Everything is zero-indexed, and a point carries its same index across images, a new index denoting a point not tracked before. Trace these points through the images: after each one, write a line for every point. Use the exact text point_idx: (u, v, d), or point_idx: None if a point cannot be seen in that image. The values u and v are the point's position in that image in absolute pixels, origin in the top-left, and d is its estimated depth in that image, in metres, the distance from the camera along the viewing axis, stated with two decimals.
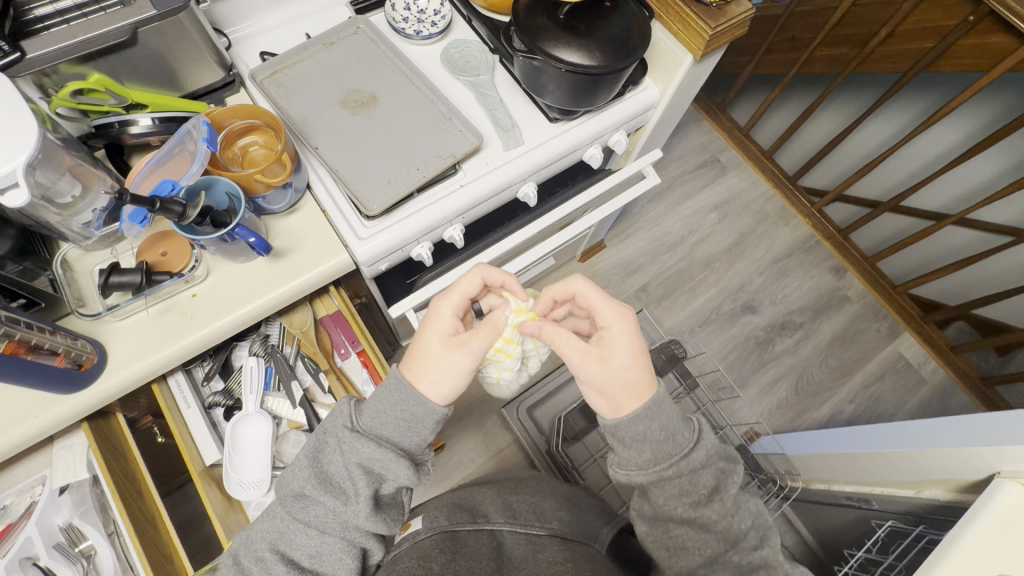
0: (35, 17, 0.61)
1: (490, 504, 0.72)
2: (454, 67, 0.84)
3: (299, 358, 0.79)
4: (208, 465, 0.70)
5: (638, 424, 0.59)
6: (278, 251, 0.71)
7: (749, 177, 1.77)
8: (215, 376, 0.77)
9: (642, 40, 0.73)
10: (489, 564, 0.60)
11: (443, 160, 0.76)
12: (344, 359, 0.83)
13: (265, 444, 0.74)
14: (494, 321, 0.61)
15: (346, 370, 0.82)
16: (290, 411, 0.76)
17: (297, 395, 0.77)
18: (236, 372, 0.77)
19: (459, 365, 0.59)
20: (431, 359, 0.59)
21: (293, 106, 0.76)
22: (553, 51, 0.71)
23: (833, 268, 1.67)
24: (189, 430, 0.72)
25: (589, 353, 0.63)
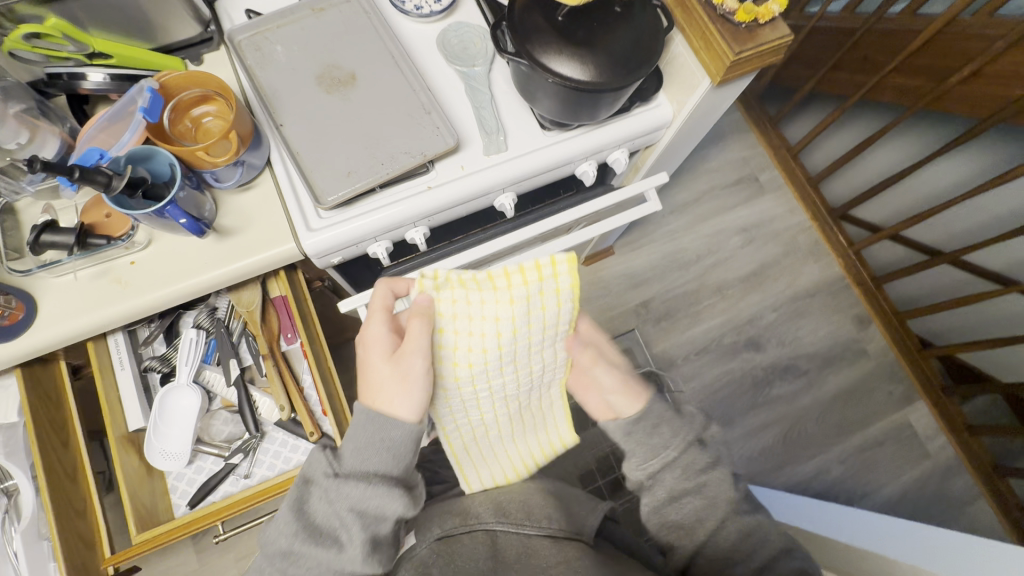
0: None
1: (481, 505, 0.73)
2: (448, 52, 0.76)
3: (243, 336, 0.78)
4: (129, 431, 0.71)
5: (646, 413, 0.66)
6: (224, 229, 0.68)
7: (787, 202, 1.63)
8: (157, 339, 0.76)
9: (649, 55, 0.64)
10: (485, 564, 0.63)
11: (412, 158, 0.70)
12: (290, 344, 0.80)
13: (191, 417, 0.74)
14: (416, 310, 0.59)
15: (289, 354, 0.80)
16: (224, 388, 0.76)
17: (233, 373, 0.76)
18: (176, 341, 0.76)
19: (413, 372, 0.59)
20: (384, 382, 0.60)
21: (268, 76, 0.72)
22: (545, 57, 0.63)
23: (857, 318, 1.54)
24: (119, 392, 0.72)
25: (585, 386, 0.71)
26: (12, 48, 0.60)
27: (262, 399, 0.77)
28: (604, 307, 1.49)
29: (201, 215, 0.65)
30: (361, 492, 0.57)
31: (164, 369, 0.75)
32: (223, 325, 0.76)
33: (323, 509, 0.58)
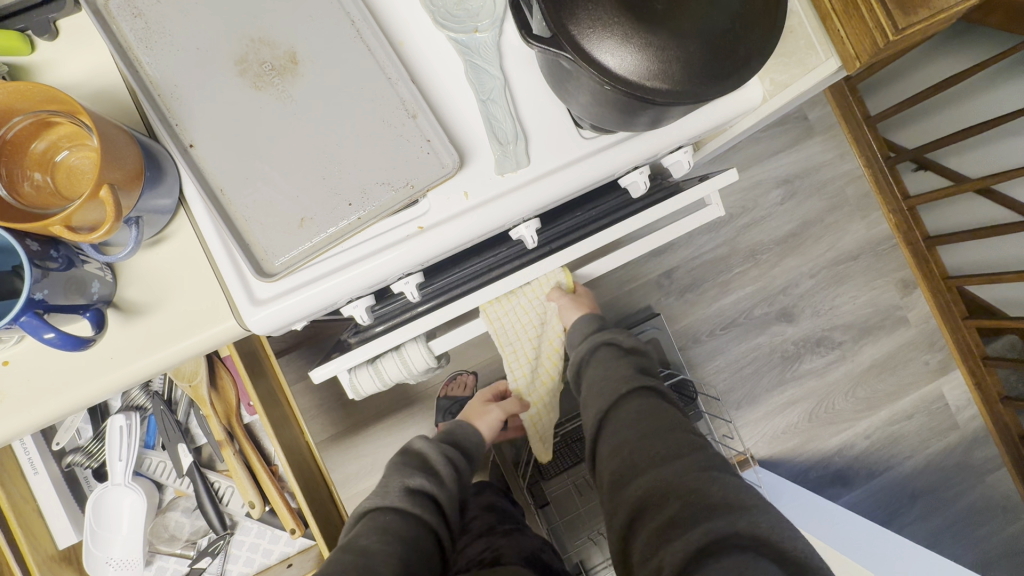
0: None
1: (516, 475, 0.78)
2: (437, 7, 0.50)
3: (191, 415, 0.80)
4: (63, 547, 0.75)
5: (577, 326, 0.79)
6: (131, 307, 0.48)
7: (839, 145, 1.36)
8: (84, 425, 0.78)
9: (763, 43, 0.40)
10: None
11: (394, 193, 0.48)
12: (252, 414, 0.80)
13: (139, 516, 0.78)
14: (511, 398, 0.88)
15: (252, 424, 0.80)
16: (175, 481, 0.82)
17: (184, 460, 0.80)
18: (106, 426, 0.75)
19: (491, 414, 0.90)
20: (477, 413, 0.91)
21: (158, 61, 0.47)
22: (596, 45, 0.39)
23: (901, 282, 1.38)
24: (37, 495, 0.74)
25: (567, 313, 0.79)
26: None
27: (222, 482, 0.82)
28: (623, 280, 1.29)
29: (90, 300, 0.45)
30: (459, 459, 0.80)
31: (89, 462, 0.78)
32: (162, 403, 0.78)
33: (428, 478, 0.73)
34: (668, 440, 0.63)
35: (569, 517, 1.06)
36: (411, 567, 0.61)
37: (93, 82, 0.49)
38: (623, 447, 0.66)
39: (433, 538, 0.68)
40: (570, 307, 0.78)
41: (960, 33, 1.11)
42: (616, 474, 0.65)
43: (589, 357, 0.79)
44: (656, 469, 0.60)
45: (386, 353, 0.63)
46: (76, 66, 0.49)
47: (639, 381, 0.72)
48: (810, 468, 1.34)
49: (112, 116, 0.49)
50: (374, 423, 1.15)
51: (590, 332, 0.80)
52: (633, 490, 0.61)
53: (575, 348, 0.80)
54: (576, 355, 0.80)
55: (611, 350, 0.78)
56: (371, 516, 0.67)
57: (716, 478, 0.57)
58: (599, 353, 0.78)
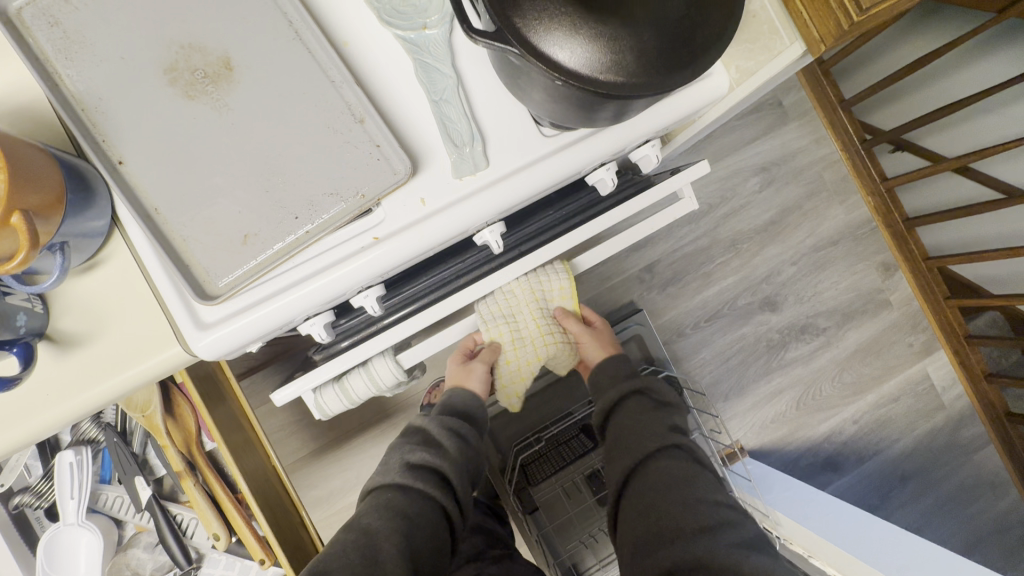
0: None
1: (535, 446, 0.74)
2: (381, 4, 0.47)
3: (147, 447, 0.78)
4: None
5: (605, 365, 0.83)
6: (63, 340, 0.45)
7: (815, 131, 1.35)
8: (34, 463, 0.77)
9: (722, 27, 0.38)
10: None
11: (343, 204, 0.45)
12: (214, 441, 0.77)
13: (96, 554, 0.77)
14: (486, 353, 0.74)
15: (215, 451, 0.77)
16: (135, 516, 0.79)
17: (143, 492, 0.78)
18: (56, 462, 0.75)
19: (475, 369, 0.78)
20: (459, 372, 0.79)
21: (79, 72, 0.43)
22: (543, 39, 0.36)
23: (882, 265, 1.38)
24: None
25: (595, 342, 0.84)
26: None
27: (184, 513, 0.79)
28: (603, 277, 1.27)
29: (15, 333, 0.42)
30: (463, 425, 0.75)
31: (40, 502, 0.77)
32: (115, 435, 0.76)
33: (428, 450, 0.71)
34: (696, 510, 0.64)
35: (560, 522, 1.03)
36: (412, 546, 0.62)
37: (12, 98, 0.46)
38: (648, 510, 0.67)
39: (439, 514, 0.68)
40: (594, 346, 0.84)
41: (932, 14, 1.10)
42: (639, 539, 0.66)
43: (625, 405, 0.79)
44: (687, 540, 0.62)
45: (353, 369, 0.60)
46: None
47: (673, 441, 0.73)
48: (800, 456, 1.33)
49: (35, 134, 0.46)
50: (355, 435, 1.12)
51: (621, 376, 0.82)
52: (659, 560, 0.62)
53: (605, 392, 0.82)
54: (606, 399, 0.81)
55: (644, 401, 0.79)
56: (373, 495, 0.68)
57: (750, 557, 0.59)
58: (631, 398, 0.79)
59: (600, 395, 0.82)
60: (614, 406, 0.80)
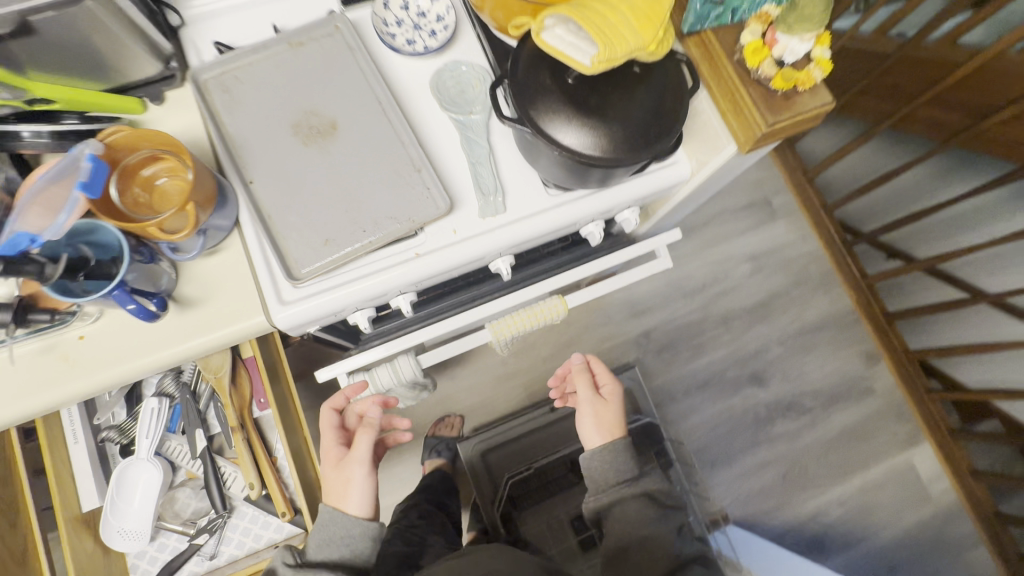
0: None
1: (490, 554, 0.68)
2: (444, 97, 0.68)
3: (211, 404, 0.89)
4: (85, 511, 0.82)
5: (609, 453, 0.85)
6: (185, 300, 0.61)
7: (800, 229, 1.53)
8: (119, 405, 0.88)
9: (671, 128, 0.57)
10: None
11: (399, 225, 0.62)
12: (263, 410, 0.88)
13: (152, 493, 0.86)
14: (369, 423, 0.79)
15: (262, 420, 0.88)
16: (188, 463, 0.90)
17: (198, 445, 0.88)
18: (140, 409, 0.86)
19: (354, 477, 0.76)
20: (330, 480, 0.77)
21: (236, 123, 0.64)
22: (549, 125, 0.55)
23: (865, 354, 1.48)
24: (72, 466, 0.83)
25: (596, 412, 0.89)
26: None
27: (230, 470, 0.89)
28: (604, 338, 1.40)
29: (158, 289, 0.58)
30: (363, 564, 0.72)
31: (122, 440, 0.88)
32: (188, 392, 0.87)
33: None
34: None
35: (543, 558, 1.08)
36: None
37: (185, 134, 0.66)
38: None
39: None
40: (592, 426, 0.87)
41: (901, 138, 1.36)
42: None
43: (616, 510, 0.81)
44: None
45: (381, 363, 0.75)
46: (175, 123, 0.66)
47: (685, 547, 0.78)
48: (785, 532, 1.36)
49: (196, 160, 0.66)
50: None
51: (623, 474, 0.83)
52: None
53: (605, 489, 0.83)
54: (603, 498, 0.82)
55: (639, 505, 0.80)
56: None
57: None
58: (631, 496, 0.81)
59: (601, 489, 0.83)
60: (615, 502, 0.81)
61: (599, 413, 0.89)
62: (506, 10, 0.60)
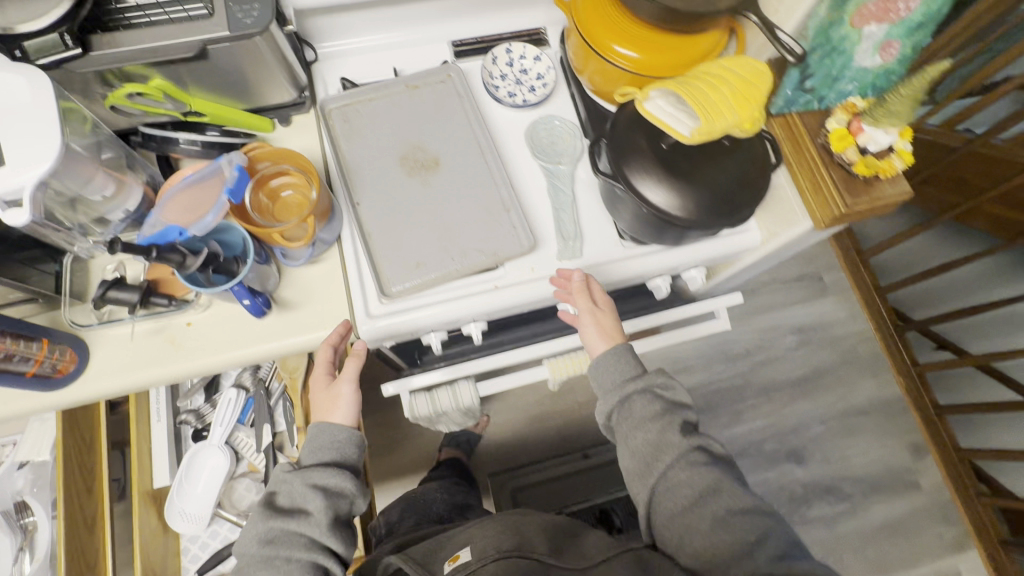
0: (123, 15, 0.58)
1: (539, 536, 0.67)
2: (537, 147, 0.75)
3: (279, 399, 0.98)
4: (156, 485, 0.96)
5: (614, 360, 0.68)
6: (283, 301, 0.67)
7: (850, 308, 1.52)
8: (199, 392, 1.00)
9: (753, 199, 0.60)
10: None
11: (484, 257, 0.67)
12: None
13: (214, 478, 0.99)
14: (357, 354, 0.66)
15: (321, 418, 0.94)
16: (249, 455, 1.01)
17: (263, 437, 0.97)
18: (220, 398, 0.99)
19: (343, 393, 0.67)
20: (319, 396, 0.68)
21: (352, 150, 0.71)
22: (639, 182, 0.60)
23: (912, 446, 1.43)
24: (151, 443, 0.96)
25: (599, 325, 0.67)
26: (114, 104, 0.61)
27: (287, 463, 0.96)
28: None
29: (264, 289, 0.64)
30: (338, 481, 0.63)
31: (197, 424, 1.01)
32: (262, 388, 0.97)
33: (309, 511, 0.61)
34: (730, 525, 0.57)
35: None
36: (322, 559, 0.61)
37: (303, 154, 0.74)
38: (677, 542, 0.60)
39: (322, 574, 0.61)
40: (592, 333, 0.68)
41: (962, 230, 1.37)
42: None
43: (620, 414, 0.67)
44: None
45: (443, 386, 0.77)
46: (297, 144, 0.74)
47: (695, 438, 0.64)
48: None
49: None
50: (393, 478, 1.22)
51: (626, 372, 0.68)
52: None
53: (607, 392, 0.68)
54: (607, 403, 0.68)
55: (645, 410, 0.65)
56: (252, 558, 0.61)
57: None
58: (638, 393, 0.67)
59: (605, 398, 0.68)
60: (619, 404, 0.67)
61: (600, 325, 0.67)
62: (607, 76, 0.71)
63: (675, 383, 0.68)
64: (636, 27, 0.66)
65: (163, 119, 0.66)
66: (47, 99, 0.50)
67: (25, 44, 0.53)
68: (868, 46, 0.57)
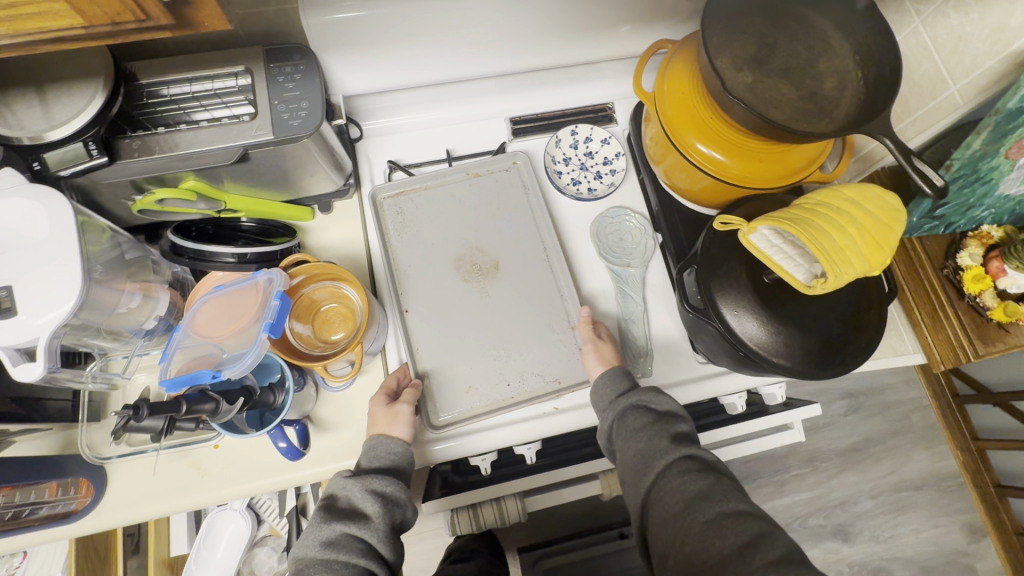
0: (157, 117, 0.53)
1: None
2: (604, 245, 0.67)
3: None
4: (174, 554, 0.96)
5: (611, 379, 0.56)
6: (320, 422, 0.59)
7: (905, 373, 1.42)
8: None
9: (866, 345, 0.52)
10: None
11: (546, 384, 0.60)
12: None
13: (238, 543, 0.96)
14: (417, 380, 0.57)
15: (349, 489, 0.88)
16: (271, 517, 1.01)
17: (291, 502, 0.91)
18: None
19: (405, 413, 0.54)
20: (372, 415, 0.55)
21: (403, 249, 0.64)
22: (734, 317, 0.51)
23: (968, 527, 1.33)
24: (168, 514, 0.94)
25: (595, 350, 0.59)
26: (141, 208, 0.53)
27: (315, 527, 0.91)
28: None
29: (301, 414, 0.58)
30: (398, 490, 0.52)
31: None
32: None
33: (369, 506, 0.50)
34: (724, 530, 0.43)
35: None
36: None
37: (344, 244, 0.66)
38: (666, 555, 0.45)
39: None
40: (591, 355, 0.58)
41: None
42: None
43: (614, 429, 0.54)
44: None
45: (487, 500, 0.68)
46: (338, 234, 0.67)
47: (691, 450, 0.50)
48: None
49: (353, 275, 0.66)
50: None
51: (618, 389, 0.56)
52: None
53: (599, 415, 0.56)
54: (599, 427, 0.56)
55: (636, 424, 0.53)
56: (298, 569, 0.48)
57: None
58: (628, 409, 0.54)
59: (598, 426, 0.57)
60: (610, 425, 0.55)
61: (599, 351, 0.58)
62: (693, 175, 0.61)
63: (666, 396, 0.56)
64: (730, 130, 0.55)
65: (192, 216, 0.59)
66: (67, 232, 0.44)
67: (46, 154, 0.46)
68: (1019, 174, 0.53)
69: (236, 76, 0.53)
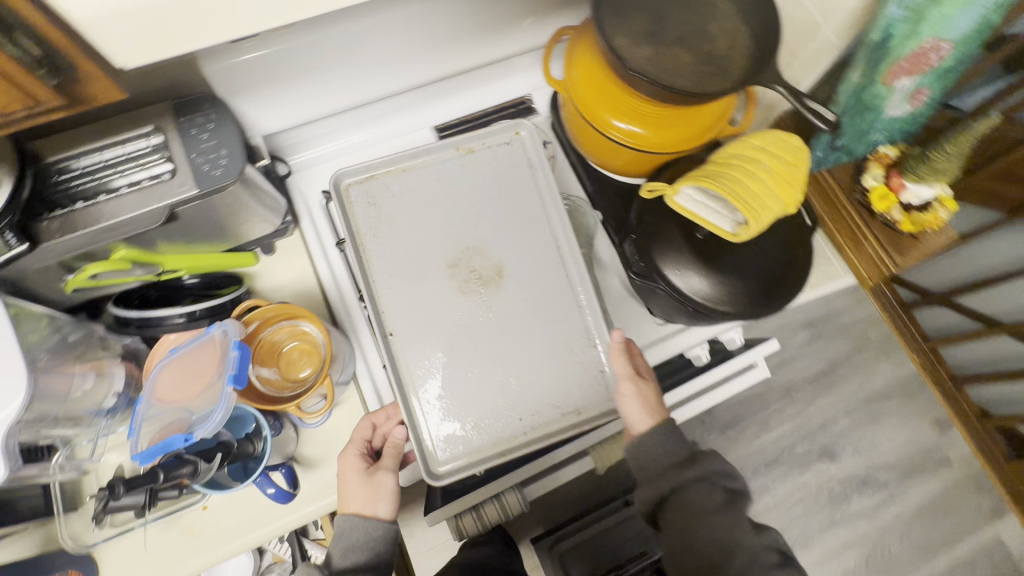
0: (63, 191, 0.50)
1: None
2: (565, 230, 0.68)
3: None
4: None
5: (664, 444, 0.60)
6: (305, 460, 0.59)
7: None
8: None
9: (799, 276, 0.56)
10: None
11: (561, 416, 0.59)
12: None
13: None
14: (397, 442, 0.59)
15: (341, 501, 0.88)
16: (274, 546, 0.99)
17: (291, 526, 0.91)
18: None
19: (385, 484, 0.57)
20: (351, 485, 0.57)
21: (381, 249, 0.61)
22: (679, 277, 0.54)
23: (938, 421, 1.42)
24: None
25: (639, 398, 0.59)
26: (77, 286, 0.53)
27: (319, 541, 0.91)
28: None
29: (285, 457, 0.58)
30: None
31: None
32: None
33: None
34: None
35: None
36: None
37: (295, 281, 0.67)
38: None
39: None
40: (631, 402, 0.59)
41: None
42: None
43: (681, 501, 0.59)
44: None
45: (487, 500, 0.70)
46: (287, 272, 0.67)
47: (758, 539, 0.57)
48: None
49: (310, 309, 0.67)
50: None
51: (681, 462, 0.60)
52: None
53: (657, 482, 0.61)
54: (655, 491, 0.61)
55: (708, 502, 0.58)
56: None
57: None
58: (694, 483, 0.59)
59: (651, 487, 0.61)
60: (674, 497, 0.60)
61: (643, 397, 0.59)
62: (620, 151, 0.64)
63: (730, 467, 0.62)
64: (641, 103, 0.58)
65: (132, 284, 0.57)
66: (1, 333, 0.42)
67: None
68: (899, 97, 0.58)
69: (148, 135, 0.52)
